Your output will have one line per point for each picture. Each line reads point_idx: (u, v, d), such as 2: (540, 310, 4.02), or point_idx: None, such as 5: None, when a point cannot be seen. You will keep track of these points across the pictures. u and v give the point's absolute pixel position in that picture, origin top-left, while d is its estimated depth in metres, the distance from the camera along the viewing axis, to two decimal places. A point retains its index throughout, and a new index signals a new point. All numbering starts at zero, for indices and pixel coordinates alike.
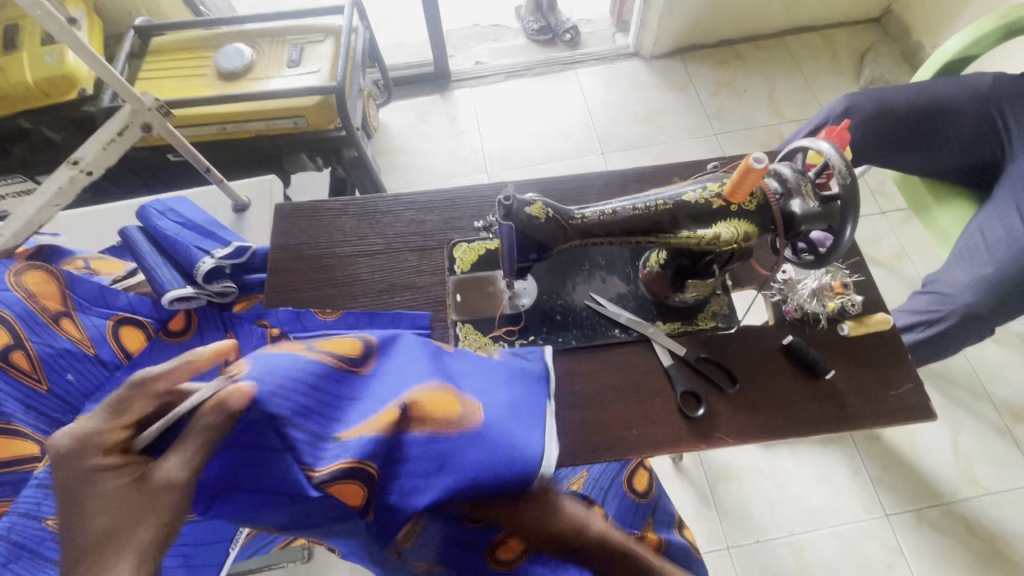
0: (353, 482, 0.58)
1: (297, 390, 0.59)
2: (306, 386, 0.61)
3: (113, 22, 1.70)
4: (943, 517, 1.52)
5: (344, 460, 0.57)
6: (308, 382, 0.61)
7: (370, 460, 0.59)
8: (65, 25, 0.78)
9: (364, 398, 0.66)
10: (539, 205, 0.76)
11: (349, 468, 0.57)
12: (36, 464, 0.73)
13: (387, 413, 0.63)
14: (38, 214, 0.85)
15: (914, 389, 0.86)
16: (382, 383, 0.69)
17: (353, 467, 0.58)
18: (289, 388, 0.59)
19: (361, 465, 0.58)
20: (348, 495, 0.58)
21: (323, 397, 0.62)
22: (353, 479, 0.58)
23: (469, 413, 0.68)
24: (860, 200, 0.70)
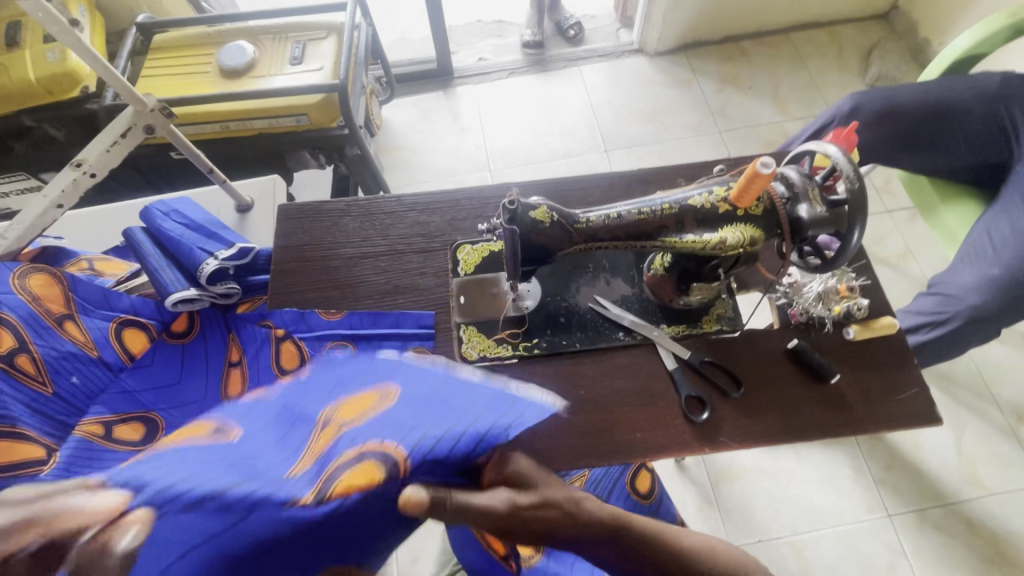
0: (351, 468, 0.51)
1: (193, 470, 0.46)
2: (207, 458, 0.49)
3: (115, 19, 1.69)
4: (945, 517, 1.52)
5: (336, 466, 0.51)
6: (194, 461, 0.48)
7: (364, 445, 0.54)
8: (67, 27, 0.77)
9: (260, 449, 0.53)
10: (544, 209, 0.76)
11: (352, 459, 0.52)
12: (40, 466, 0.70)
13: (319, 443, 0.55)
14: (42, 217, 0.85)
15: (919, 394, 0.86)
16: (256, 436, 0.55)
17: (357, 459, 0.52)
18: (187, 473, 0.46)
19: (366, 450, 0.53)
20: (364, 481, 0.51)
21: (226, 459, 0.50)
22: (363, 462, 0.52)
23: (386, 395, 0.61)
24: (868, 206, 0.69)
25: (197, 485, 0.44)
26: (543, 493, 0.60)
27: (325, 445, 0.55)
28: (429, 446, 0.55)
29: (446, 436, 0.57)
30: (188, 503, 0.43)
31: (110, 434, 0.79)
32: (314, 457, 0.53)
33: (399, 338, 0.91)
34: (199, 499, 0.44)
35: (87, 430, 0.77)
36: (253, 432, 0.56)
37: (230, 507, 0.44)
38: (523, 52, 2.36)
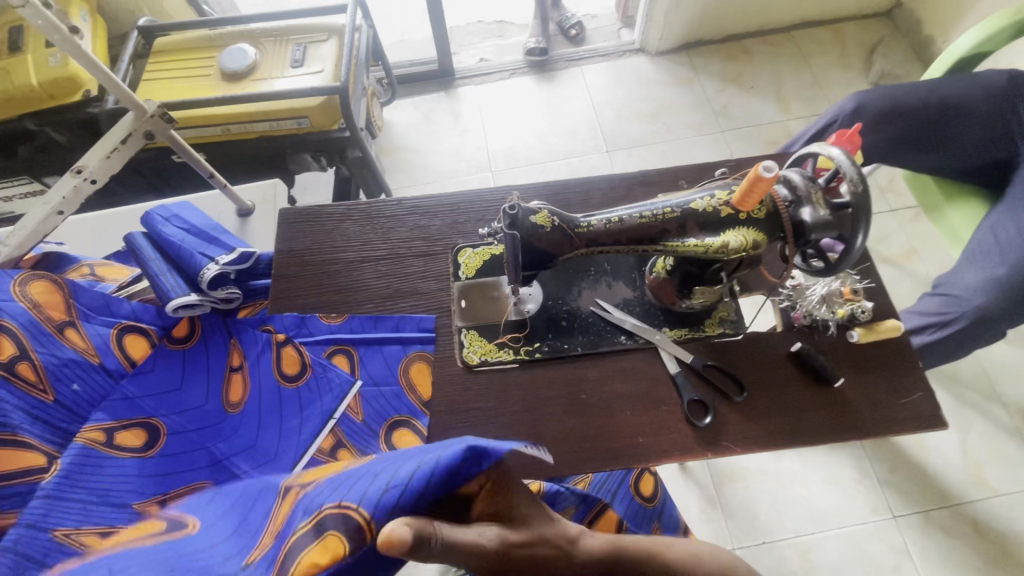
0: (312, 546, 0.52)
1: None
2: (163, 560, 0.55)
3: (117, 23, 1.70)
4: (951, 518, 1.51)
5: (295, 543, 0.53)
6: (150, 564, 0.55)
7: (322, 512, 0.55)
8: (66, 34, 0.78)
9: (210, 544, 0.60)
10: (545, 214, 0.76)
11: (311, 532, 0.54)
12: (43, 475, 0.73)
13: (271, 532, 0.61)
14: (42, 223, 0.85)
15: (924, 398, 0.85)
16: (210, 531, 0.64)
17: (317, 532, 0.53)
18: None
19: (326, 516, 0.54)
20: (328, 557, 0.51)
21: (178, 559, 0.56)
22: (324, 538, 0.52)
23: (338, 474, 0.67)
24: (872, 209, 0.68)
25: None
26: (536, 530, 0.58)
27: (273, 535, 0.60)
28: (391, 498, 0.54)
29: (414, 482, 0.55)
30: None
31: (112, 441, 0.80)
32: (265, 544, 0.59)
33: (400, 340, 0.92)
34: None
35: (90, 437, 0.79)
36: (206, 531, 0.65)
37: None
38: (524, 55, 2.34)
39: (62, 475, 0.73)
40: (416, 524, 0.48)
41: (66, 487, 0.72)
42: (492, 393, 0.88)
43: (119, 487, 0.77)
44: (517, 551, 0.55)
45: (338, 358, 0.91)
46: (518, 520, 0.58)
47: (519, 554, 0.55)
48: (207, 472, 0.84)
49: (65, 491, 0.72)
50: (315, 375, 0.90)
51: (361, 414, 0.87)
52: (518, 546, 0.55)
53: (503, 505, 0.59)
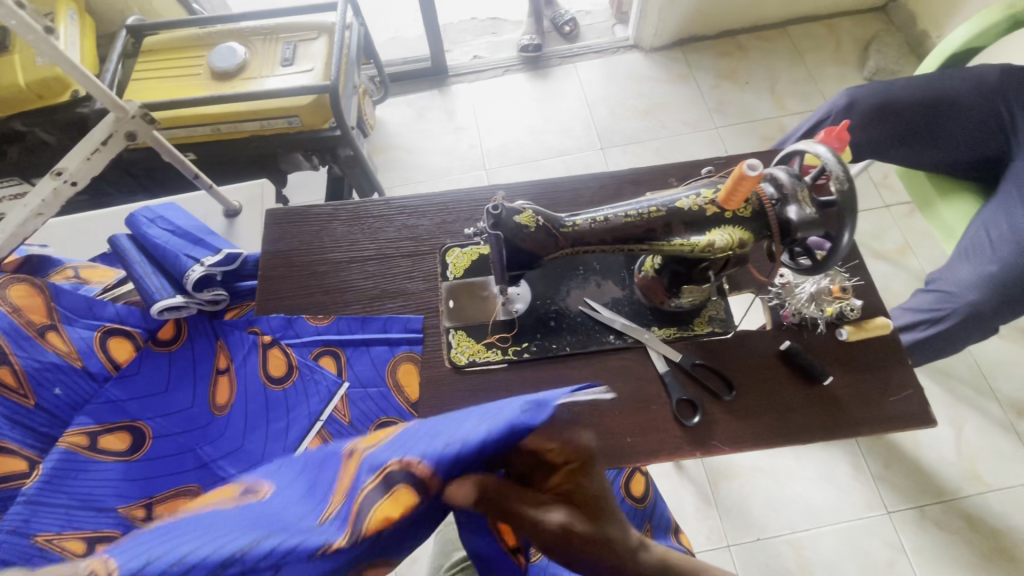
0: (380, 499, 0.45)
1: (203, 535, 0.40)
2: (225, 513, 0.44)
3: (106, 22, 1.68)
4: (945, 514, 1.51)
5: (363, 497, 0.45)
6: (216, 519, 0.43)
7: (385, 467, 0.47)
8: (42, 35, 0.77)
9: (282, 500, 0.49)
10: (529, 214, 0.75)
11: (378, 486, 0.46)
12: (24, 480, 0.77)
13: (342, 481, 0.51)
14: (22, 226, 0.84)
15: (914, 395, 0.85)
16: (286, 491, 0.50)
17: (386, 486, 0.46)
18: (200, 539, 0.39)
19: (390, 471, 0.47)
20: (401, 511, 0.44)
21: (247, 515, 0.44)
22: (393, 491, 0.46)
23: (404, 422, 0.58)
24: (858, 206, 0.68)
25: (207, 551, 0.38)
26: (604, 529, 0.53)
27: (343, 486, 0.50)
28: (457, 451, 0.49)
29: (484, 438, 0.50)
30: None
31: (95, 445, 0.83)
32: (336, 499, 0.48)
33: (387, 342, 0.92)
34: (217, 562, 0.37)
35: (72, 440, 0.81)
36: (282, 491, 0.50)
37: (254, 570, 0.38)
38: (518, 53, 2.33)
39: (45, 480, 0.76)
40: (484, 484, 0.52)
41: (48, 491, 0.76)
42: (480, 393, 0.87)
43: (102, 491, 0.81)
44: (577, 539, 0.52)
45: (325, 359, 0.92)
46: (591, 511, 0.54)
47: (579, 544, 0.52)
48: (193, 475, 0.88)
49: (46, 496, 0.76)
50: (302, 377, 0.92)
51: (349, 416, 0.91)
52: (582, 536, 0.52)
53: (581, 491, 0.56)
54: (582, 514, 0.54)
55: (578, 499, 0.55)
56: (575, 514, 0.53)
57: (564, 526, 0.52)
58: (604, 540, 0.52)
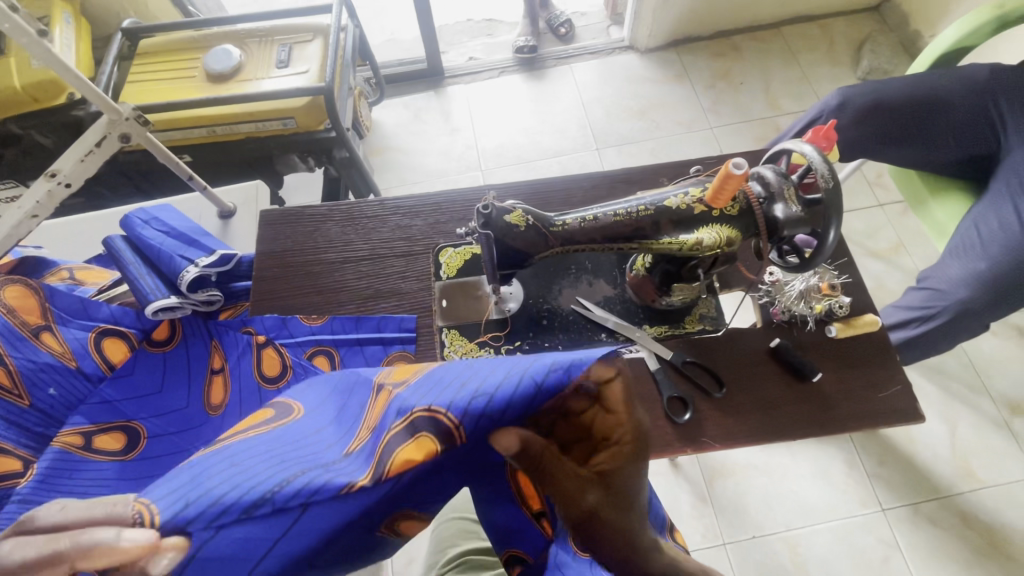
0: (404, 441, 0.45)
1: (239, 471, 0.42)
2: (258, 448, 0.46)
3: (102, 24, 1.69)
4: (939, 510, 1.52)
5: (388, 438, 0.46)
6: (252, 454, 0.45)
7: (411, 412, 0.47)
8: (36, 38, 0.78)
9: (316, 434, 0.51)
10: (519, 213, 0.76)
11: (403, 430, 0.46)
12: (20, 478, 0.78)
13: (373, 418, 0.51)
14: (16, 227, 0.84)
15: (902, 392, 0.86)
16: (311, 422, 0.54)
17: (410, 429, 0.46)
18: (236, 476, 0.41)
19: (416, 415, 0.47)
20: (423, 454, 0.44)
21: (280, 451, 0.46)
22: (417, 435, 0.45)
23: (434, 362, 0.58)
24: (842, 204, 0.69)
25: (241, 491, 0.40)
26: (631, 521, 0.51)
27: (373, 424, 0.51)
28: (484, 400, 0.47)
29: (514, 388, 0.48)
30: (237, 513, 0.39)
31: (89, 445, 0.84)
32: (364, 435, 0.50)
33: (380, 341, 0.92)
34: (250, 502, 0.39)
35: (67, 440, 0.82)
36: (310, 424, 0.53)
37: (284, 508, 0.40)
38: (514, 54, 2.34)
39: (39, 479, 0.77)
40: (532, 442, 0.49)
41: (43, 490, 0.77)
42: None
43: (94, 491, 0.81)
44: (604, 528, 0.50)
45: (318, 359, 0.92)
46: (625, 504, 0.51)
47: (607, 532, 0.50)
48: None
49: (40, 495, 0.76)
50: (295, 376, 0.92)
51: None
52: (609, 524, 0.50)
53: (621, 479, 0.53)
54: (616, 502, 0.51)
55: (615, 485, 0.52)
56: (603, 496, 0.51)
57: (593, 509, 0.50)
58: (633, 538, 0.50)
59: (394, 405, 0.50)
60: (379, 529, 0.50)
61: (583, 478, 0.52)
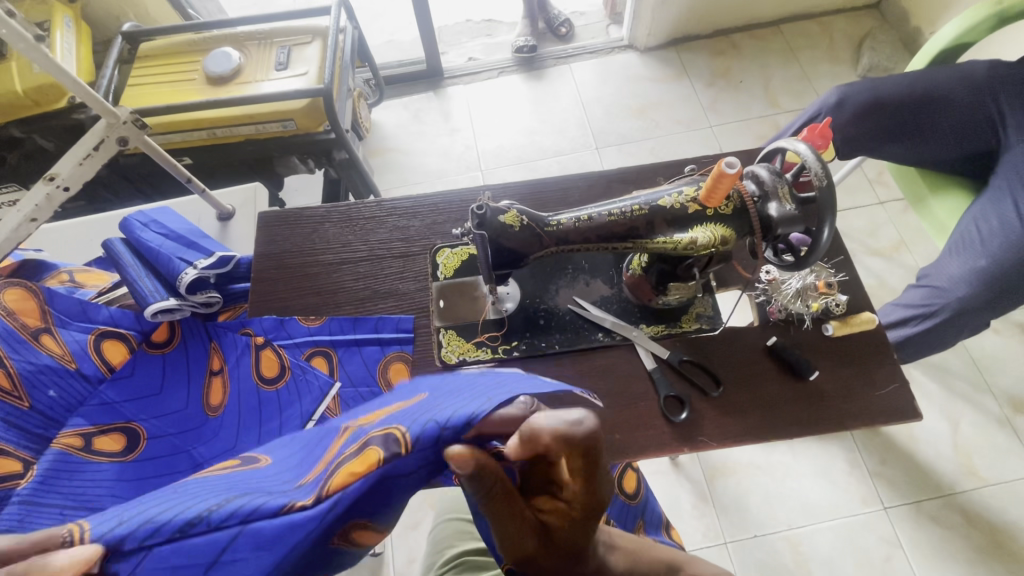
0: (352, 458, 0.49)
1: (183, 501, 0.47)
2: (216, 482, 0.51)
3: (103, 28, 1.70)
4: (942, 509, 1.51)
5: (340, 460, 0.50)
6: (207, 487, 0.50)
7: (367, 435, 0.52)
8: (33, 43, 0.78)
9: (279, 471, 0.55)
10: (513, 213, 0.76)
11: (357, 450, 0.50)
12: (18, 481, 0.77)
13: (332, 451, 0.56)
14: (15, 231, 0.85)
15: (899, 389, 0.86)
16: (280, 465, 0.56)
17: (361, 448, 0.50)
18: (183, 501, 0.47)
19: (371, 436, 0.51)
20: (365, 465, 0.47)
21: (237, 483, 0.50)
22: (366, 449, 0.49)
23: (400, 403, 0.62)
24: (837, 202, 0.69)
25: (180, 512, 0.45)
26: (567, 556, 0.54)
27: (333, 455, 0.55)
28: (431, 418, 0.52)
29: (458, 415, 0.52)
30: (173, 532, 0.43)
31: (89, 446, 0.85)
32: (320, 469, 0.52)
33: (378, 342, 0.93)
34: (185, 523, 0.44)
35: (68, 441, 0.83)
36: (278, 466, 0.57)
37: (219, 526, 0.44)
38: (513, 55, 2.34)
39: (40, 480, 0.77)
40: (488, 472, 0.49)
41: (43, 492, 0.77)
42: None
43: (93, 492, 0.82)
44: (538, 565, 0.54)
45: (316, 360, 0.94)
46: (564, 552, 0.54)
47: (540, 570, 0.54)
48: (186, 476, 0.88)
49: (40, 497, 0.77)
50: (294, 376, 0.94)
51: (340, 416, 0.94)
52: (543, 563, 0.54)
53: (565, 533, 0.54)
54: (554, 551, 0.54)
55: (558, 537, 0.54)
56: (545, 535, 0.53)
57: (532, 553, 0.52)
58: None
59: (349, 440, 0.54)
60: (334, 540, 0.52)
61: (528, 524, 0.52)
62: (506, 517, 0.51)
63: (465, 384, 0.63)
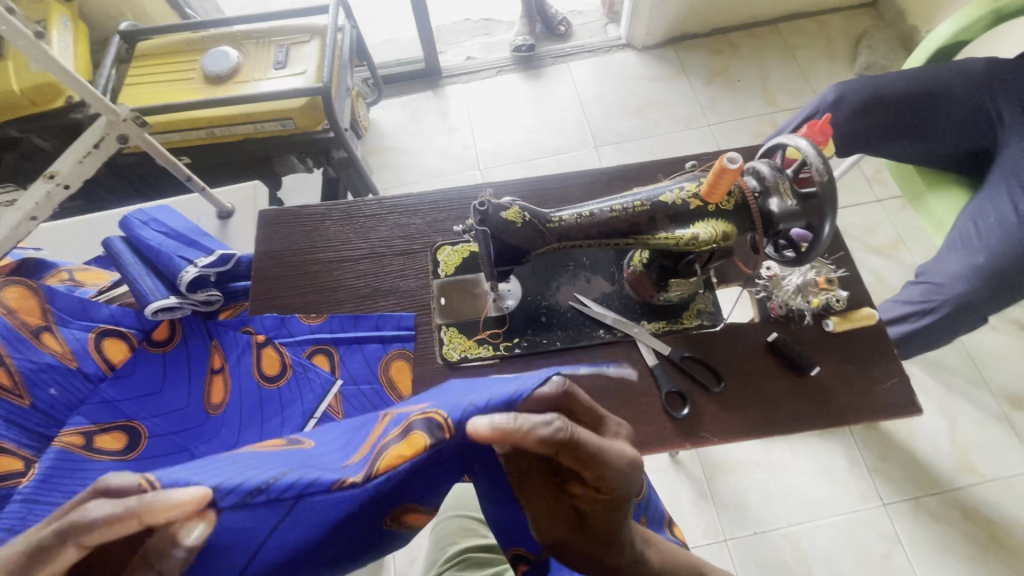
0: (397, 443, 0.53)
1: (245, 468, 0.47)
2: (264, 455, 0.52)
3: (99, 27, 1.69)
4: (940, 505, 1.52)
5: (384, 444, 0.54)
6: (259, 458, 0.51)
7: (408, 419, 0.56)
8: (33, 40, 0.79)
9: (320, 451, 0.57)
10: (515, 210, 0.76)
11: (401, 433, 0.54)
12: (20, 479, 0.78)
13: (372, 435, 0.59)
14: (16, 229, 0.85)
15: (899, 384, 0.86)
16: (323, 446, 0.59)
17: (405, 432, 0.54)
18: (243, 469, 0.47)
19: (412, 421, 0.56)
20: (413, 451, 0.52)
21: (288, 459, 0.52)
22: (409, 434, 0.53)
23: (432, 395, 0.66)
24: (838, 197, 0.69)
25: (245, 478, 0.45)
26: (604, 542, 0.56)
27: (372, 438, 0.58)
28: (470, 402, 0.56)
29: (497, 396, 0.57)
30: (240, 498, 0.44)
31: (90, 445, 0.85)
32: (364, 450, 0.55)
33: (379, 339, 0.93)
34: (253, 488, 0.45)
35: (69, 440, 0.83)
36: (320, 447, 0.58)
37: (279, 498, 0.45)
38: (511, 54, 2.34)
39: (40, 480, 0.77)
40: (516, 460, 0.54)
41: (43, 490, 0.77)
42: None
43: None
44: (574, 551, 0.57)
45: (317, 357, 0.93)
46: (598, 540, 0.56)
47: (575, 555, 0.57)
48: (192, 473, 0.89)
49: (41, 495, 0.76)
50: (294, 375, 0.93)
51: (341, 414, 0.92)
52: (578, 549, 0.56)
53: (598, 521, 0.55)
54: (587, 538, 0.56)
55: (591, 525, 0.55)
56: (576, 520, 0.56)
57: (563, 537, 0.57)
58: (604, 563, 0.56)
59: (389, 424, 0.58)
60: (386, 523, 0.55)
61: (559, 509, 0.56)
62: (535, 500, 0.57)
63: (488, 380, 0.68)
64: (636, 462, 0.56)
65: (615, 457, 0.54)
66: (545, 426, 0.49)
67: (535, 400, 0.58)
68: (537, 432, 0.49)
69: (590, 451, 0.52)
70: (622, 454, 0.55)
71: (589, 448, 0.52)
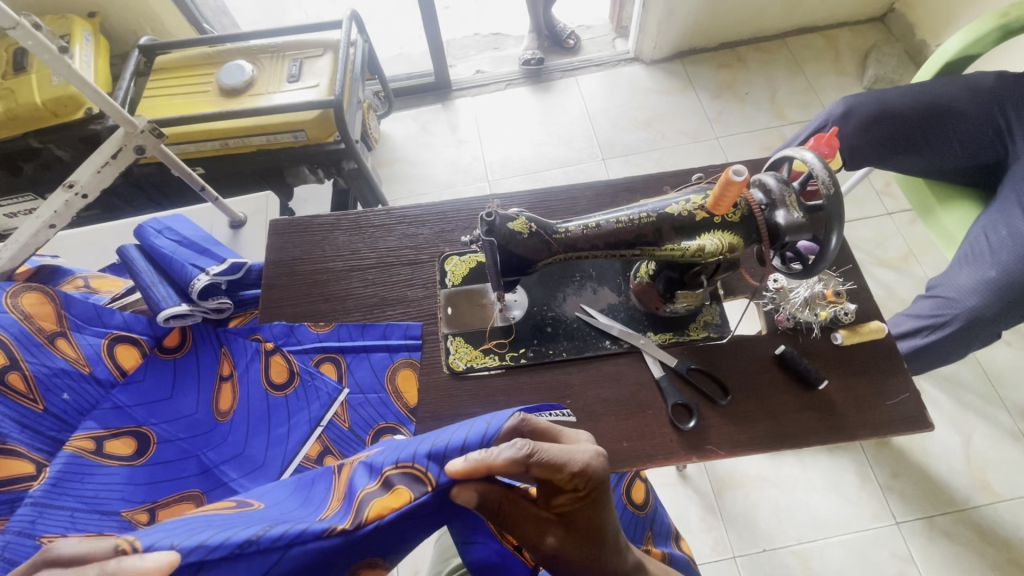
0: (381, 494, 0.58)
1: (223, 529, 0.51)
2: (235, 517, 0.56)
3: (120, 42, 1.74)
4: (954, 525, 1.48)
5: (365, 494, 0.58)
6: (232, 519, 0.55)
7: (384, 471, 0.61)
8: (56, 54, 0.83)
9: (286, 508, 0.60)
10: (522, 220, 0.77)
11: (380, 487, 0.59)
12: (32, 482, 0.79)
13: (339, 489, 0.63)
14: (35, 236, 0.90)
15: (910, 399, 0.85)
16: (278, 506, 0.61)
17: (386, 486, 0.59)
18: (216, 530, 0.51)
19: (390, 474, 0.60)
20: (400, 502, 0.57)
21: (261, 519, 0.55)
22: (393, 488, 0.58)
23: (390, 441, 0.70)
24: (843, 211, 0.69)
25: (230, 534, 0.49)
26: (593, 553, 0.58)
27: (339, 493, 0.62)
28: (445, 450, 0.61)
29: (469, 441, 0.62)
30: (228, 552, 0.48)
31: (101, 449, 0.86)
32: (337, 503, 0.60)
33: (386, 348, 0.93)
34: (243, 542, 0.49)
35: (79, 445, 0.84)
36: (273, 506, 0.61)
37: (272, 547, 0.49)
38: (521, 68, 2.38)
39: (51, 483, 0.79)
40: (487, 494, 0.59)
41: (54, 493, 0.79)
42: (476, 400, 0.88)
43: (107, 494, 0.83)
44: (568, 563, 0.58)
45: (325, 365, 0.95)
46: (589, 539, 0.58)
47: (569, 564, 0.58)
48: (196, 480, 0.92)
49: (54, 499, 0.78)
50: (303, 383, 0.95)
51: (348, 421, 0.95)
52: (569, 556, 0.58)
53: (581, 519, 0.58)
54: (577, 541, 0.58)
55: (577, 525, 0.59)
56: (562, 535, 0.58)
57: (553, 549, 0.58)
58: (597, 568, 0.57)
59: (358, 478, 0.62)
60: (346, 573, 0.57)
61: (542, 521, 0.59)
62: (518, 524, 0.59)
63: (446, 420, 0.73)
64: (602, 454, 0.58)
65: (581, 454, 0.57)
66: (508, 449, 0.56)
67: (499, 440, 0.63)
68: (502, 455, 0.56)
69: (557, 457, 0.56)
70: (586, 449, 0.58)
71: (554, 455, 0.56)
